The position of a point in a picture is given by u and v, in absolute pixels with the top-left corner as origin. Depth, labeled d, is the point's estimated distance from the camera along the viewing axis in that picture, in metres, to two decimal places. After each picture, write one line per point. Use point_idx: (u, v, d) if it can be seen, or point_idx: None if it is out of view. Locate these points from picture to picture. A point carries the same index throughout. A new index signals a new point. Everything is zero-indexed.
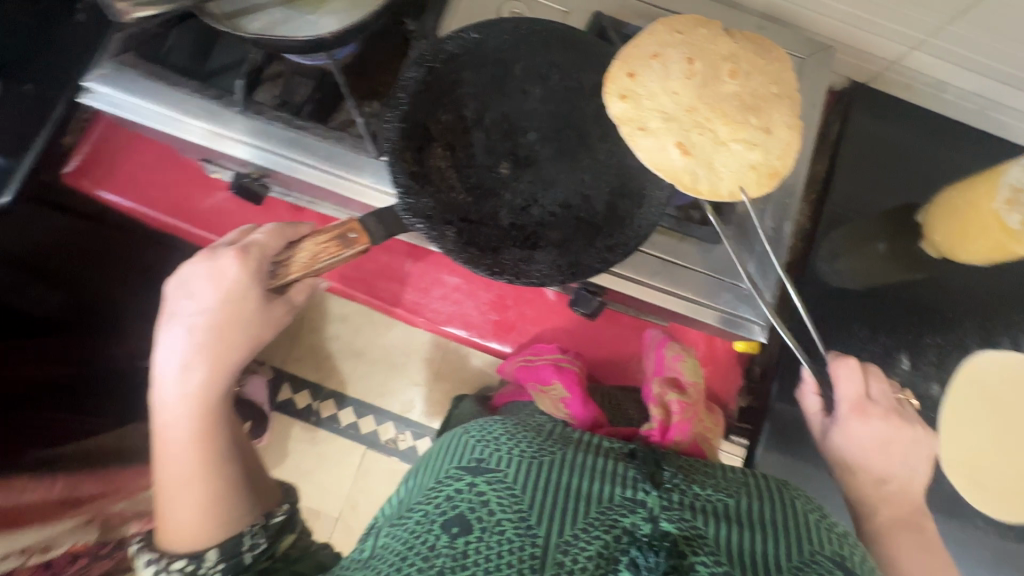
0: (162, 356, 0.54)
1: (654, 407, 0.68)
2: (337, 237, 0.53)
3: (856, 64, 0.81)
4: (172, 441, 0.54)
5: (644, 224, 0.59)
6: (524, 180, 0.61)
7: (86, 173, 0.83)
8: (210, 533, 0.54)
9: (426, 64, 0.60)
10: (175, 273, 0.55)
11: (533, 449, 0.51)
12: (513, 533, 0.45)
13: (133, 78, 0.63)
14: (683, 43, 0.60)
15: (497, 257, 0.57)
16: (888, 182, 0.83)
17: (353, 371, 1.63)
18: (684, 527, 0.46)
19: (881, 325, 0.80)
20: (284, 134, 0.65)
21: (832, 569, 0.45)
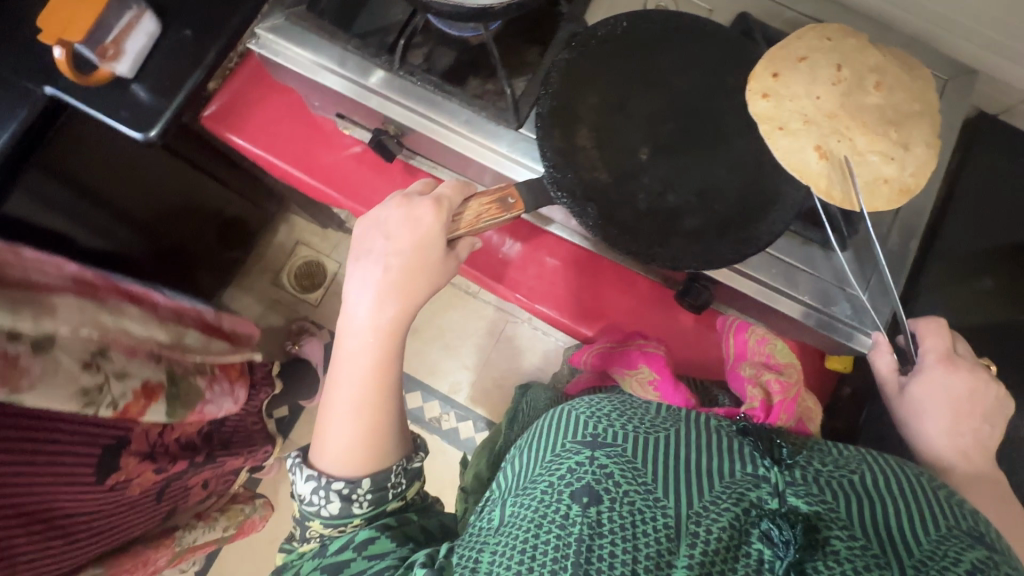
0: (355, 288, 0.56)
1: (754, 389, 0.69)
2: (498, 200, 0.57)
3: (990, 93, 0.79)
4: (344, 369, 0.55)
5: (778, 224, 0.59)
6: (662, 167, 0.61)
7: (223, 119, 0.88)
8: (369, 465, 0.54)
9: (576, 46, 0.63)
10: (369, 215, 0.58)
11: (645, 425, 0.47)
12: (641, 504, 0.41)
13: (303, 31, 0.69)
14: (832, 51, 0.61)
15: (634, 239, 0.59)
16: (1010, 219, 0.80)
17: (407, 346, 1.67)
18: (814, 502, 0.41)
19: (988, 362, 0.77)
20: (431, 97, 0.68)
21: (977, 543, 0.39)
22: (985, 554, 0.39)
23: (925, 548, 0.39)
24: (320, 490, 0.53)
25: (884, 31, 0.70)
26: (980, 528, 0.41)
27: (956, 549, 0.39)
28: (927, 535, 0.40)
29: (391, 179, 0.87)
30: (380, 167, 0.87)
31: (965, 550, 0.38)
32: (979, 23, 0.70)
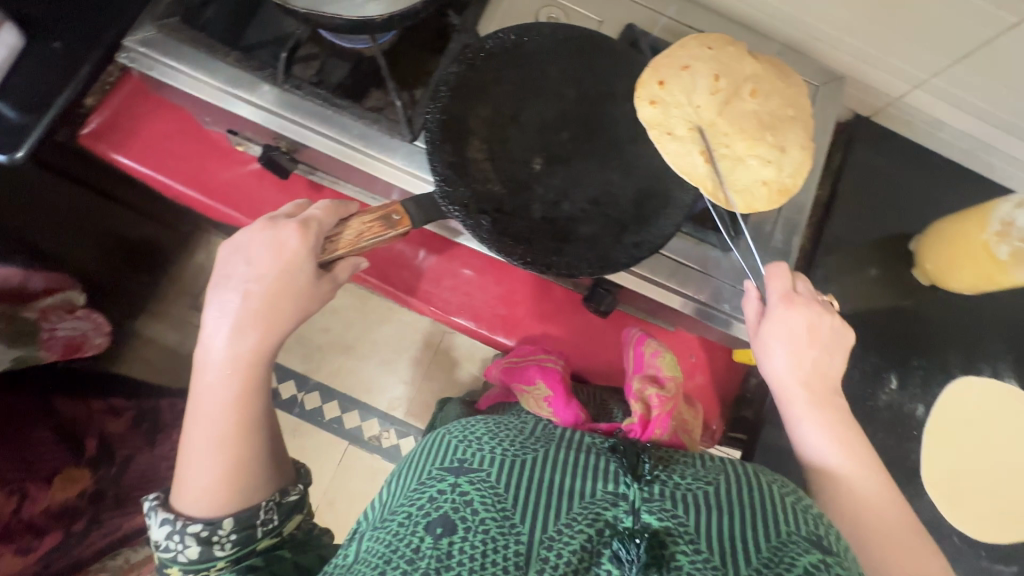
0: (214, 317, 0.54)
1: (636, 403, 0.73)
2: (381, 218, 0.55)
3: (861, 98, 0.86)
4: (204, 404, 0.53)
5: (668, 228, 0.61)
6: (556, 176, 0.63)
7: (105, 137, 0.82)
8: (234, 503, 0.53)
9: (466, 60, 0.62)
10: (231, 239, 0.56)
11: (512, 450, 0.54)
12: (496, 531, 0.47)
13: (175, 46, 0.65)
14: (712, 60, 0.63)
15: (529, 249, 0.59)
16: (886, 213, 0.87)
17: (342, 365, 1.62)
18: (665, 518, 0.48)
19: (875, 345, 0.83)
20: (321, 111, 0.66)
21: (811, 547, 0.47)
22: (817, 557, 0.46)
23: (764, 551, 0.47)
24: (175, 535, 0.51)
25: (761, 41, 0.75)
26: (819, 531, 0.50)
27: (789, 555, 0.46)
28: (765, 544, 0.47)
29: (296, 195, 0.83)
30: (283, 183, 0.84)
31: (798, 556, 0.46)
32: (842, 33, 0.76)
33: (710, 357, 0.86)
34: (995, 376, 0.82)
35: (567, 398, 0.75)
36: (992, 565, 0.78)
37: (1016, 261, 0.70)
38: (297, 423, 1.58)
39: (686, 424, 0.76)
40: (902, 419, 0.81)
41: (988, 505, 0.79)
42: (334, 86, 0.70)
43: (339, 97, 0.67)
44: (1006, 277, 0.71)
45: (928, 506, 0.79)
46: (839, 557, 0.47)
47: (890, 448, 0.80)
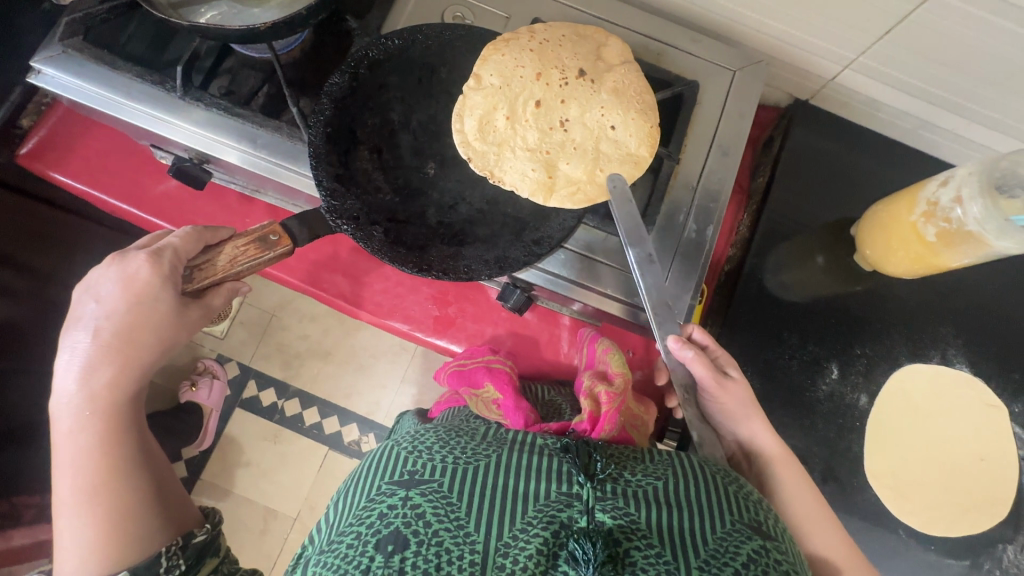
0: (64, 361, 0.53)
1: (585, 400, 0.68)
2: (257, 240, 0.56)
3: (795, 80, 0.84)
4: (64, 452, 0.52)
5: (568, 220, 0.61)
6: (450, 179, 0.64)
7: (39, 157, 0.84)
8: (124, 556, 0.51)
9: (350, 69, 0.62)
10: (83, 280, 0.56)
11: (464, 455, 0.54)
12: (450, 542, 0.48)
13: (82, 62, 0.66)
14: (538, 48, 0.62)
15: (424, 256, 0.60)
16: (826, 197, 0.85)
17: (319, 371, 1.63)
18: (619, 515, 0.48)
19: (818, 335, 0.80)
20: (226, 122, 0.66)
21: (752, 533, 0.48)
22: (757, 543, 0.47)
23: (709, 543, 0.47)
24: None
25: (676, 28, 0.73)
26: (761, 516, 0.51)
27: (735, 542, 0.47)
28: (711, 535, 0.48)
29: (226, 205, 0.85)
30: (214, 193, 0.85)
31: (741, 543, 0.47)
32: (760, 16, 0.73)
33: (649, 352, 0.85)
34: (944, 362, 0.79)
35: (518, 400, 0.72)
36: (944, 560, 0.75)
37: (943, 242, 0.67)
38: (277, 430, 1.59)
39: (635, 420, 0.73)
40: (844, 411, 0.78)
41: (938, 497, 0.76)
42: (247, 95, 0.71)
43: (241, 106, 0.68)
44: (939, 259, 0.68)
45: (872, 499, 0.76)
46: (778, 541, 0.49)
47: (832, 441, 0.77)
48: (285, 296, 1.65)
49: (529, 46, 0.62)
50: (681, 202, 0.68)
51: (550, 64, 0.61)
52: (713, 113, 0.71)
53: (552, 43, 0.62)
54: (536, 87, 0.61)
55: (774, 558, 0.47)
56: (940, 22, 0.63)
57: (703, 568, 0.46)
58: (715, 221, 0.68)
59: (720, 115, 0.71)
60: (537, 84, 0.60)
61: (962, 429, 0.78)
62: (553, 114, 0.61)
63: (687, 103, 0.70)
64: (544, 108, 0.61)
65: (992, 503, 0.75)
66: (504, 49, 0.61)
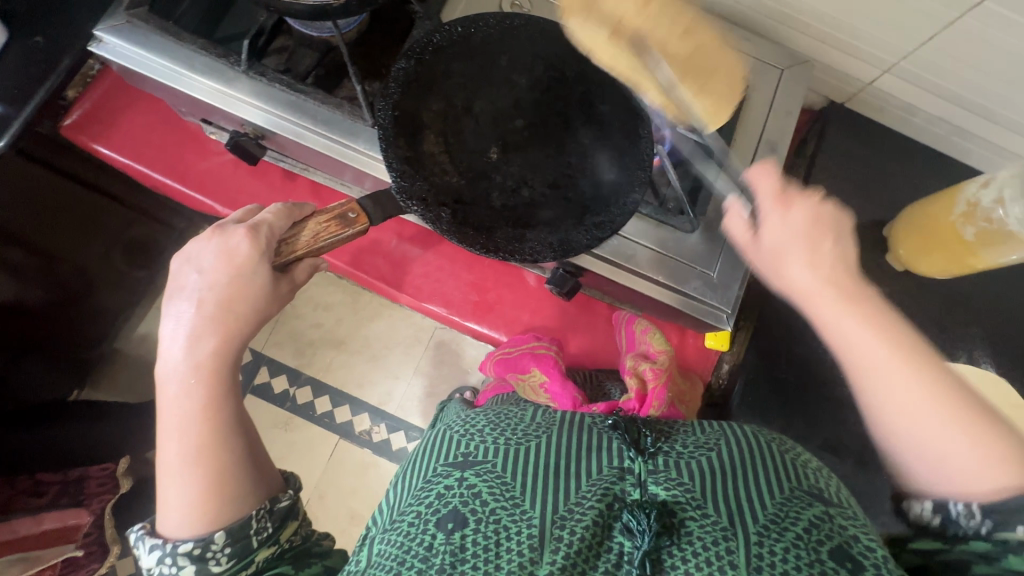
0: (170, 328, 0.54)
1: (630, 379, 0.74)
2: (338, 217, 0.57)
3: (832, 83, 0.86)
4: (170, 414, 0.52)
5: (631, 204, 0.60)
6: (513, 164, 0.65)
7: (86, 128, 0.85)
8: (224, 513, 0.50)
9: (415, 55, 0.62)
10: (183, 251, 0.57)
11: (516, 437, 0.56)
12: (508, 519, 0.48)
13: (145, 33, 0.66)
14: None
15: (491, 237, 0.60)
16: (860, 199, 0.87)
17: (332, 359, 1.62)
18: (672, 487, 0.49)
19: None
20: (288, 98, 0.67)
21: (813, 500, 0.49)
22: (818, 509, 0.48)
23: (768, 507, 0.48)
24: (165, 559, 0.49)
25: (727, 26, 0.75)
26: (820, 485, 0.51)
27: (795, 509, 0.48)
28: (769, 503, 0.48)
29: (270, 183, 0.86)
30: (259, 171, 0.86)
31: (802, 509, 0.47)
32: (807, 18, 0.76)
33: (683, 344, 0.86)
34: (972, 362, 0.81)
35: (565, 381, 0.78)
36: None
37: (981, 241, 0.69)
38: (288, 417, 1.58)
39: (681, 393, 0.81)
40: None
41: None
42: (303, 74, 0.72)
43: (303, 84, 0.68)
44: (976, 259, 0.71)
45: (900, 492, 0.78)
46: (843, 508, 0.49)
47: (862, 435, 0.79)
48: None
49: None
50: (731, 195, 0.70)
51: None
52: (761, 110, 0.72)
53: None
54: None
55: (839, 523, 0.47)
56: (985, 31, 0.65)
57: (763, 532, 0.46)
58: None
59: (768, 112, 0.72)
60: None
61: None
62: None
63: (737, 99, 0.72)
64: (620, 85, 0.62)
65: None
66: None
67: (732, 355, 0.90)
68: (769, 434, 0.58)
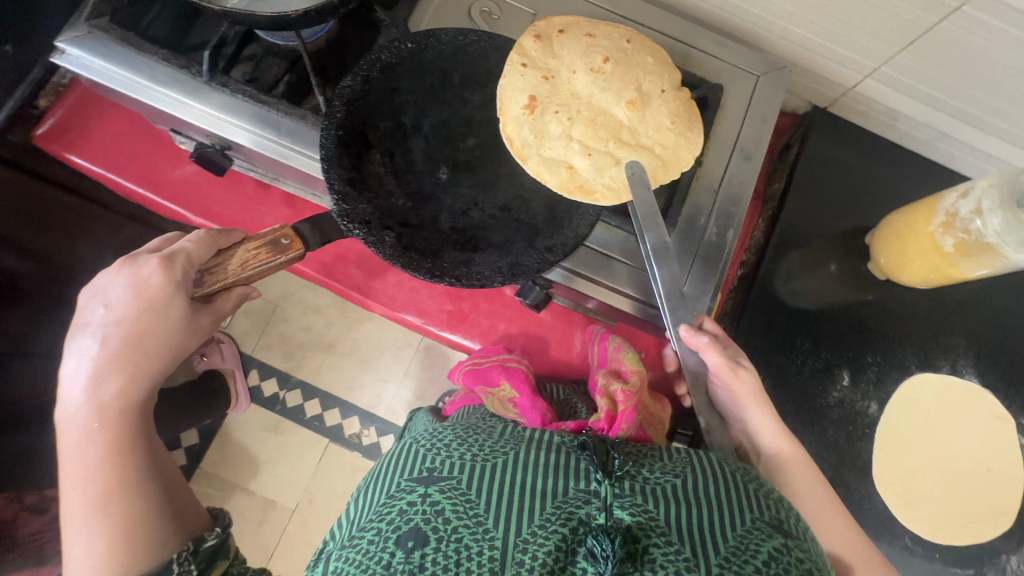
0: (72, 368, 0.53)
1: (601, 398, 0.70)
2: (268, 244, 0.56)
3: (814, 87, 0.84)
4: (78, 460, 0.52)
5: (582, 225, 0.61)
6: (463, 184, 0.65)
7: (58, 137, 0.84)
8: (137, 565, 0.51)
9: (362, 73, 0.61)
10: (91, 284, 0.56)
11: (483, 454, 0.54)
12: (469, 539, 0.47)
13: (110, 43, 0.65)
14: (604, 44, 0.62)
15: (436, 261, 0.60)
16: (841, 205, 0.85)
17: (321, 362, 1.62)
18: (637, 512, 0.48)
19: (831, 342, 0.81)
20: (249, 108, 0.66)
21: (774, 531, 0.48)
22: (779, 541, 0.47)
23: (729, 539, 0.47)
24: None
25: (702, 30, 0.73)
26: (783, 515, 0.51)
27: (756, 540, 0.47)
28: (731, 534, 0.48)
29: (243, 193, 0.85)
30: (231, 180, 0.85)
31: (763, 540, 0.47)
32: (785, 23, 0.74)
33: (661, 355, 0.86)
34: (954, 373, 0.80)
35: (534, 396, 0.74)
36: (947, 567, 0.76)
37: (961, 253, 0.68)
38: (278, 420, 1.58)
39: (652, 417, 0.76)
40: (854, 417, 0.79)
41: (942, 504, 0.77)
42: (270, 83, 0.71)
43: (267, 94, 0.68)
44: (957, 271, 0.69)
45: (879, 505, 0.77)
46: (800, 540, 0.49)
47: (841, 446, 0.78)
48: (289, 286, 1.64)
49: (591, 46, 0.62)
50: (702, 205, 0.69)
51: (584, 83, 0.61)
52: (736, 118, 0.71)
53: (591, 56, 0.61)
54: (593, 83, 0.61)
55: (796, 557, 0.47)
56: (965, 36, 0.63)
57: (723, 565, 0.46)
58: (735, 224, 0.69)
59: (742, 120, 0.71)
60: (595, 81, 0.61)
61: (968, 438, 0.79)
62: (603, 114, 0.61)
63: (710, 107, 0.71)
64: (568, 121, 0.60)
65: (997, 513, 0.76)
66: (570, 40, 0.62)
67: None
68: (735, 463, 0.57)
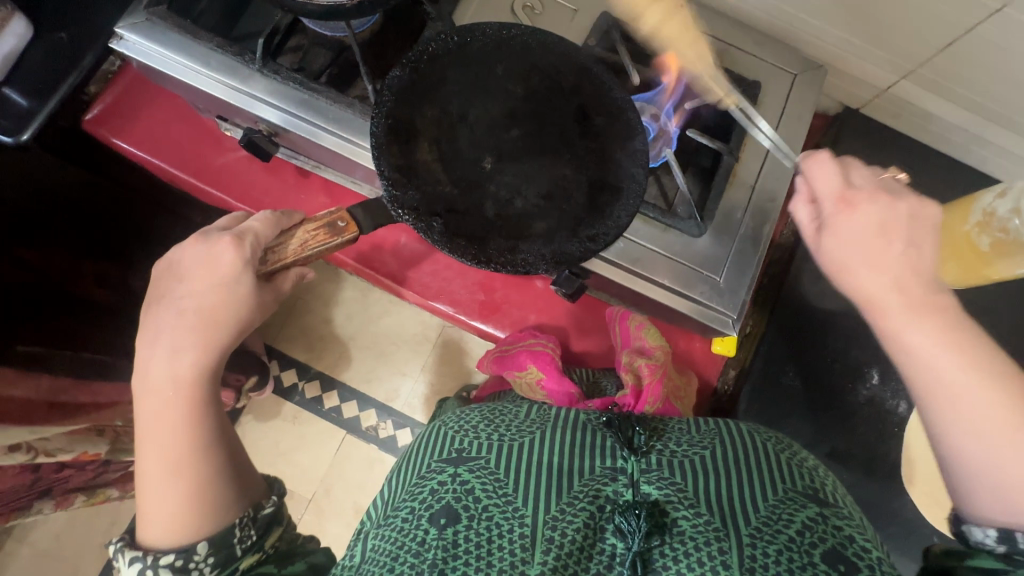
0: (151, 337, 0.56)
1: (625, 373, 0.74)
2: (327, 225, 0.57)
3: (848, 89, 0.85)
4: (153, 425, 0.55)
5: (623, 216, 0.61)
6: (507, 174, 0.63)
7: (105, 123, 0.87)
8: (203, 527, 0.53)
9: (410, 63, 0.63)
10: (167, 259, 0.59)
11: (510, 435, 0.56)
12: (500, 518, 0.48)
13: (164, 31, 0.68)
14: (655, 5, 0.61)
15: (484, 247, 0.59)
16: None
17: (340, 354, 1.64)
18: (664, 487, 0.49)
19: (861, 341, 0.81)
20: (299, 96, 0.68)
21: (807, 501, 0.49)
22: (813, 509, 0.48)
23: (761, 508, 0.48)
24: (147, 571, 0.51)
25: (740, 30, 0.75)
26: (816, 484, 0.52)
27: (788, 510, 0.47)
28: (761, 504, 0.48)
29: (283, 180, 0.87)
30: (272, 168, 0.87)
31: (796, 510, 0.47)
32: (822, 23, 0.75)
33: (689, 347, 0.87)
34: None
35: (561, 377, 0.78)
36: None
37: (998, 251, 0.67)
38: (297, 411, 1.60)
39: (678, 390, 0.78)
40: (883, 416, 0.79)
41: None
42: (317, 73, 0.73)
43: (315, 82, 0.69)
44: (992, 271, 0.68)
45: (907, 505, 0.77)
46: (838, 508, 0.49)
47: (870, 445, 0.78)
48: (312, 279, 1.66)
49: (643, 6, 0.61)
50: (739, 200, 0.70)
51: None
52: (773, 115, 0.72)
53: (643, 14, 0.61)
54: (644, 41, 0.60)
55: (832, 524, 0.47)
56: (1005, 37, 0.64)
57: (754, 534, 0.46)
58: (771, 220, 0.70)
59: (780, 118, 0.72)
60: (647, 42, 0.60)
61: None
62: None
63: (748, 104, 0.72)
64: None
65: None
66: None
67: (737, 360, 0.90)
68: (766, 434, 0.58)
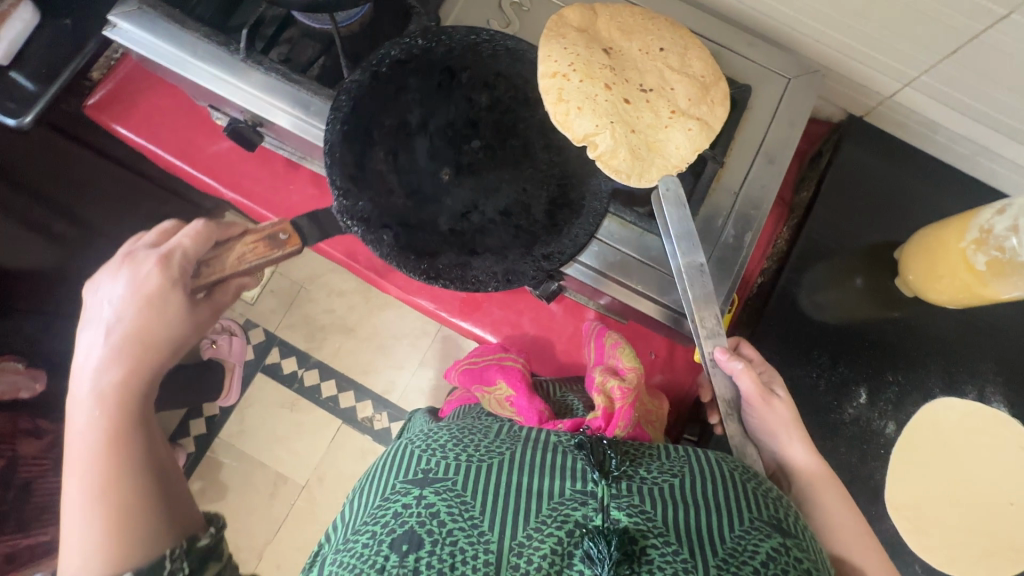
0: (82, 359, 0.55)
1: (597, 396, 0.70)
2: (267, 238, 0.60)
3: (851, 95, 0.82)
4: (77, 452, 0.52)
5: (581, 233, 0.62)
6: (465, 186, 0.65)
7: (105, 108, 0.89)
8: (130, 557, 0.49)
9: (371, 68, 0.63)
10: (96, 282, 0.58)
11: (478, 454, 0.52)
12: (464, 542, 0.46)
13: (154, 19, 0.69)
14: (634, 27, 0.64)
15: (434, 262, 0.61)
16: (870, 219, 0.83)
17: (340, 344, 1.65)
18: (635, 513, 0.46)
19: (851, 357, 0.78)
20: (281, 87, 0.69)
21: (772, 531, 0.47)
22: (777, 540, 0.47)
23: (727, 542, 0.46)
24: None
25: (733, 30, 0.72)
26: (780, 515, 0.50)
27: (754, 542, 0.46)
28: (728, 535, 0.47)
29: (273, 171, 0.88)
30: (263, 157, 0.89)
31: (761, 541, 0.46)
32: (821, 26, 0.72)
33: (671, 356, 0.86)
34: (980, 400, 0.76)
35: (530, 394, 0.75)
36: None
37: (993, 271, 0.66)
38: (294, 398, 1.62)
39: (648, 414, 0.76)
40: (869, 435, 0.76)
41: (956, 534, 0.74)
42: (303, 65, 0.73)
43: (297, 73, 0.70)
44: (988, 290, 0.67)
45: (890, 529, 0.74)
46: (798, 538, 0.49)
47: (854, 466, 0.76)
48: (315, 269, 1.68)
49: (623, 27, 0.64)
50: (720, 206, 0.67)
51: (618, 58, 0.62)
52: (762, 121, 0.70)
53: (622, 35, 0.64)
54: (621, 62, 0.62)
55: (795, 556, 0.46)
56: (1012, 44, 0.60)
57: (722, 567, 0.44)
58: (753, 229, 0.68)
59: (769, 122, 0.70)
60: (625, 61, 0.62)
61: (990, 468, 0.75)
62: (633, 88, 0.61)
63: (737, 108, 0.70)
64: (604, 89, 0.59)
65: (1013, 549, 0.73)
66: (604, 18, 0.64)
67: None
68: (732, 461, 0.56)
